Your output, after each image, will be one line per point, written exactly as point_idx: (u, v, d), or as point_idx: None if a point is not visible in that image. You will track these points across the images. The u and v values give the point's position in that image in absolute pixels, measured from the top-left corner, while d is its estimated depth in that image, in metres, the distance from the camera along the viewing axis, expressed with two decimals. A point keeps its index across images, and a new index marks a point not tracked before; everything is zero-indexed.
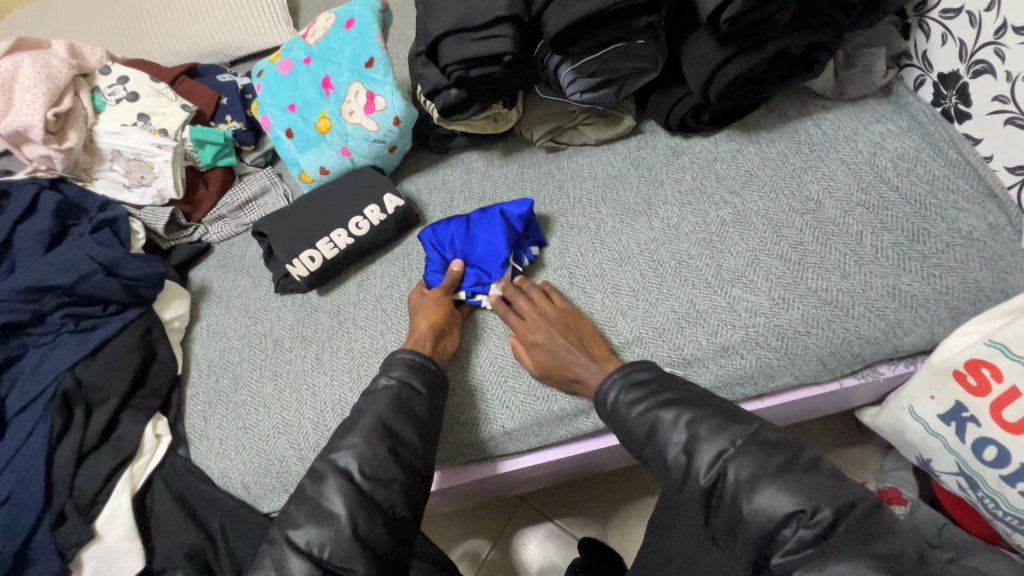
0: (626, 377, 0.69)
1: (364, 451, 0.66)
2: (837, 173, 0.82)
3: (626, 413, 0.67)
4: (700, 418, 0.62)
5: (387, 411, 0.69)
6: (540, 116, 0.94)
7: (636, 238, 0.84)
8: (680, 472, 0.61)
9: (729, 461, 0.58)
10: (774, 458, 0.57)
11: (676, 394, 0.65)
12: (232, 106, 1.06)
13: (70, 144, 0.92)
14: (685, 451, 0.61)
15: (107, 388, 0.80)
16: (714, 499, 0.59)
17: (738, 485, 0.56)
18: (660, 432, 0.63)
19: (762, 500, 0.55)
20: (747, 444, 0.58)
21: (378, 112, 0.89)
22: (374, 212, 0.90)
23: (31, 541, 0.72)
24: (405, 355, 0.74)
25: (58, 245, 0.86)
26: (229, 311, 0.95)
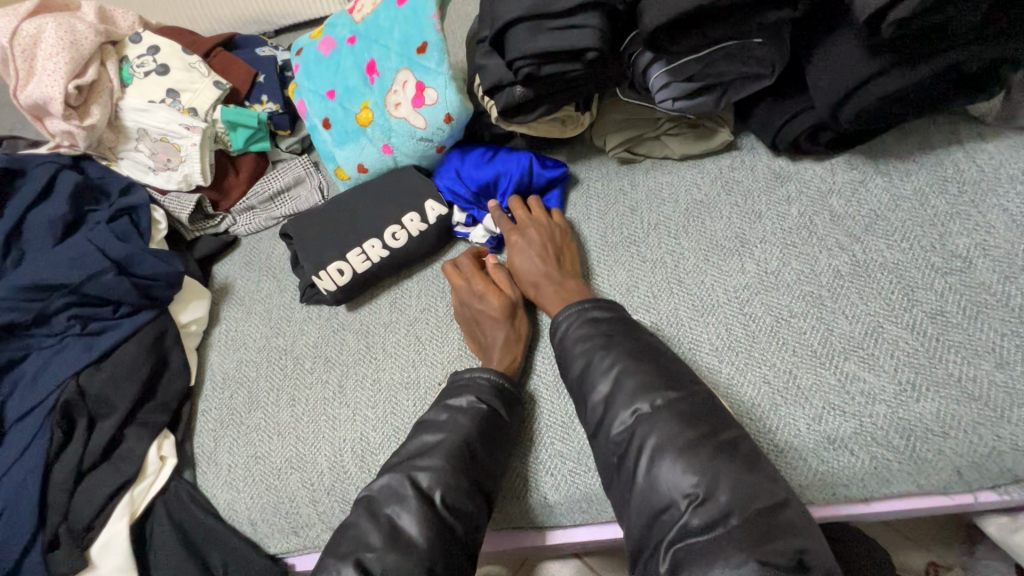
0: (582, 314, 0.65)
1: (447, 466, 0.59)
2: (995, 225, 0.64)
3: (570, 348, 0.64)
4: (633, 371, 0.58)
5: (473, 433, 0.61)
6: (617, 123, 0.80)
7: (723, 283, 0.69)
8: (594, 422, 0.59)
9: (642, 422, 0.55)
10: (689, 430, 0.53)
11: (620, 341, 0.61)
12: (268, 84, 0.96)
13: (92, 121, 0.84)
14: (604, 399, 0.58)
15: (112, 399, 0.72)
16: (617, 458, 0.56)
17: (644, 452, 0.54)
18: (590, 376, 0.60)
19: (659, 470, 0.52)
20: (665, 409, 0.55)
21: (427, 106, 0.76)
22: (413, 221, 0.78)
23: (22, 566, 0.65)
24: (490, 377, 0.65)
25: (70, 237, 0.79)
26: (250, 317, 0.86)
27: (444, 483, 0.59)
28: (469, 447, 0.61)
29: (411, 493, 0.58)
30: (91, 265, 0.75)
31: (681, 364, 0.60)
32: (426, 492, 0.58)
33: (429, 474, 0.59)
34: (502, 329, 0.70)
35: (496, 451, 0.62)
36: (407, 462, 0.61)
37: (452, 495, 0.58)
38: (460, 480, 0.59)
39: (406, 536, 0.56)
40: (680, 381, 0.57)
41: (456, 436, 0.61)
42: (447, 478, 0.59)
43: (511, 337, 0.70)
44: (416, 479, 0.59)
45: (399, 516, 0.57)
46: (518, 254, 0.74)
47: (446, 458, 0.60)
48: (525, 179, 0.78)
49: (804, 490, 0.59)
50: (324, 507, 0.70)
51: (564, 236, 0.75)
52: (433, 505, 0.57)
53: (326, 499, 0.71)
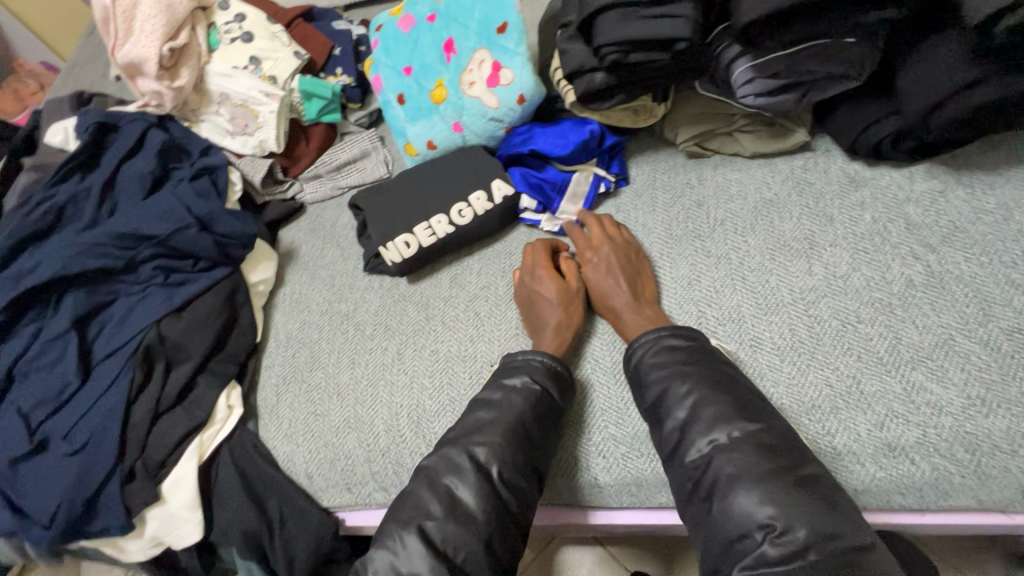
0: (659, 340, 0.64)
1: (503, 441, 0.61)
2: None
3: (645, 374, 0.64)
4: (711, 400, 0.58)
5: (526, 414, 0.63)
6: (689, 116, 0.80)
7: (788, 283, 0.69)
8: (669, 447, 0.59)
9: (719, 451, 0.55)
10: (768, 462, 0.53)
11: (699, 370, 0.61)
12: (344, 57, 0.98)
13: (181, 83, 0.88)
14: (681, 428, 0.59)
15: (188, 347, 0.77)
16: (691, 484, 0.56)
17: (718, 480, 0.54)
18: (665, 403, 0.60)
19: (736, 497, 0.52)
20: (743, 440, 0.55)
21: (502, 86, 0.77)
22: (480, 200, 0.79)
23: (101, 494, 0.70)
24: (543, 360, 0.67)
25: (158, 192, 0.83)
26: (314, 282, 0.90)
27: (500, 460, 0.61)
28: (537, 428, 0.63)
29: (471, 461, 0.60)
30: (178, 219, 0.79)
31: (757, 393, 0.60)
32: (483, 466, 0.60)
33: (485, 449, 0.61)
34: (559, 315, 0.71)
35: (552, 432, 0.64)
36: (462, 438, 0.63)
37: (507, 471, 0.60)
38: (515, 455, 0.61)
39: (464, 508, 0.58)
40: (757, 410, 0.58)
41: (513, 412, 0.63)
42: (508, 450, 0.61)
43: (565, 323, 0.71)
44: (474, 454, 0.61)
45: (455, 489, 0.59)
46: (594, 267, 0.73)
47: (501, 436, 0.62)
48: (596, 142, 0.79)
49: (858, 494, 0.59)
50: (378, 466, 0.73)
51: (644, 260, 0.75)
52: (490, 479, 0.60)
53: (380, 459, 0.74)
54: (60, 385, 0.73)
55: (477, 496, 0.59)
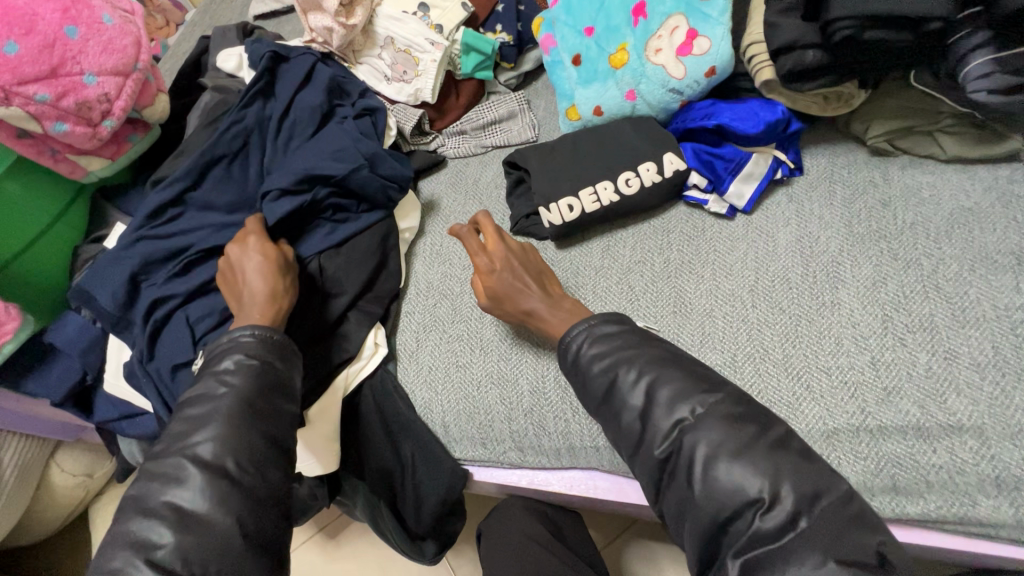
0: (591, 331, 0.60)
1: (229, 434, 0.56)
2: None
3: (586, 368, 0.59)
4: (664, 379, 0.55)
5: (250, 392, 0.59)
6: (887, 110, 0.75)
7: (991, 298, 0.64)
8: (634, 438, 0.55)
9: (686, 432, 0.51)
10: (739, 431, 0.50)
11: (640, 353, 0.57)
12: (506, 14, 0.97)
13: (354, 21, 0.89)
14: (640, 415, 0.54)
15: (343, 281, 0.78)
16: (665, 474, 0.53)
17: (694, 462, 0.50)
18: (617, 393, 0.56)
19: (718, 475, 0.49)
20: (708, 416, 0.52)
21: (693, 56, 0.74)
22: (649, 172, 0.77)
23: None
24: (253, 334, 0.62)
25: (325, 128, 0.84)
26: (455, 236, 0.89)
27: (231, 450, 0.55)
28: (267, 400, 0.59)
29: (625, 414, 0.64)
30: (349, 159, 0.80)
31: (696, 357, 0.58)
32: (208, 463, 0.54)
33: (209, 447, 0.55)
34: (254, 280, 0.68)
35: (279, 403, 0.60)
36: (183, 442, 0.56)
37: (245, 461, 0.55)
38: (246, 437, 0.56)
39: (199, 518, 0.52)
40: (713, 380, 0.55)
41: (230, 395, 0.58)
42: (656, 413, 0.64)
43: (275, 290, 0.68)
44: (195, 457, 0.55)
45: (177, 501, 0.53)
46: (499, 279, 0.70)
47: (224, 425, 0.56)
48: (781, 125, 0.74)
49: None
50: (521, 424, 0.73)
51: (531, 260, 0.72)
52: (222, 476, 0.54)
53: (521, 420, 0.73)
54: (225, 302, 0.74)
55: (206, 498, 0.53)
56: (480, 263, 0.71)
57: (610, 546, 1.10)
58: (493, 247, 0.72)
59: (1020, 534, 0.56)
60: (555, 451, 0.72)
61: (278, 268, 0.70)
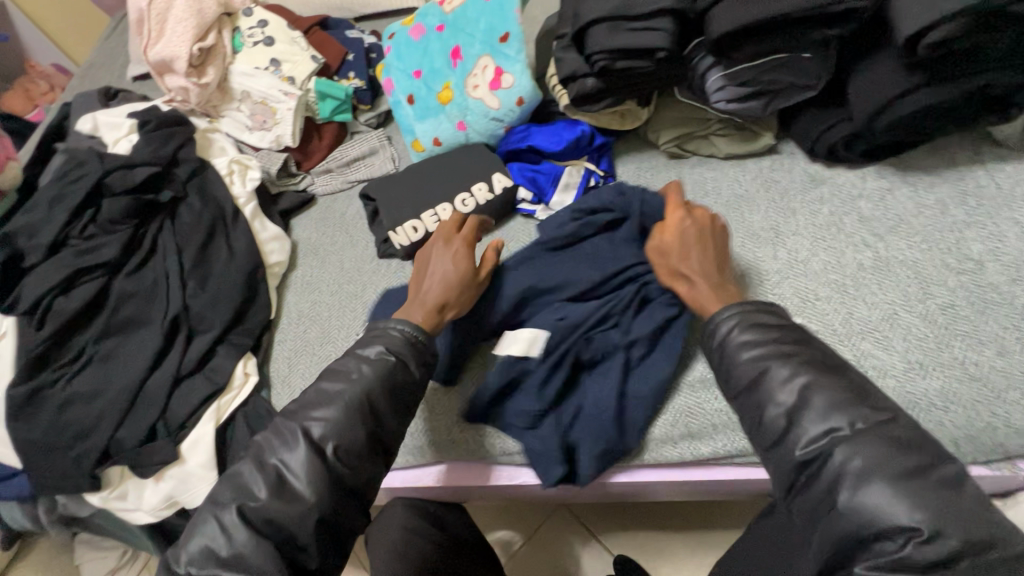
0: (745, 316, 0.58)
1: (343, 419, 0.60)
2: (1008, 235, 0.72)
3: (732, 354, 0.57)
4: (821, 384, 0.52)
5: (375, 388, 0.62)
6: (670, 120, 0.89)
7: (755, 266, 0.78)
8: (773, 435, 0.53)
9: (840, 444, 0.49)
10: (900, 458, 0.47)
11: (797, 350, 0.55)
12: (356, 63, 1.07)
13: (207, 80, 0.96)
14: (788, 412, 0.52)
15: (209, 318, 0.83)
16: (802, 476, 0.51)
17: (843, 475, 0.48)
18: (765, 386, 0.54)
19: (868, 495, 0.46)
20: (869, 433, 0.49)
21: (503, 89, 0.86)
22: (481, 191, 0.87)
23: (117, 442, 0.76)
24: (403, 330, 0.65)
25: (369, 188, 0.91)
26: (324, 266, 0.96)
27: (338, 437, 0.59)
28: (393, 409, 0.62)
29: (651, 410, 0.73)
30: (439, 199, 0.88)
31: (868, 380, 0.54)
32: (318, 442, 0.59)
33: (322, 426, 0.60)
34: (435, 286, 0.70)
35: (403, 404, 0.63)
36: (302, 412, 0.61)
37: (346, 454, 0.59)
38: (354, 433, 0.60)
39: (295, 489, 0.57)
40: (875, 399, 0.51)
41: (362, 383, 0.62)
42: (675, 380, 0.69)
43: (444, 303, 0.69)
44: (309, 431, 0.60)
45: (283, 469, 0.58)
46: (694, 250, 0.66)
47: (343, 412, 0.60)
48: (587, 139, 0.87)
49: None
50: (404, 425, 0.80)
51: (723, 230, 0.69)
52: (323, 456, 0.58)
53: None
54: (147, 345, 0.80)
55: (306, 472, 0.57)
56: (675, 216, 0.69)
57: (532, 538, 1.17)
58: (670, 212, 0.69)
59: None
60: (418, 448, 0.79)
61: (468, 278, 0.71)
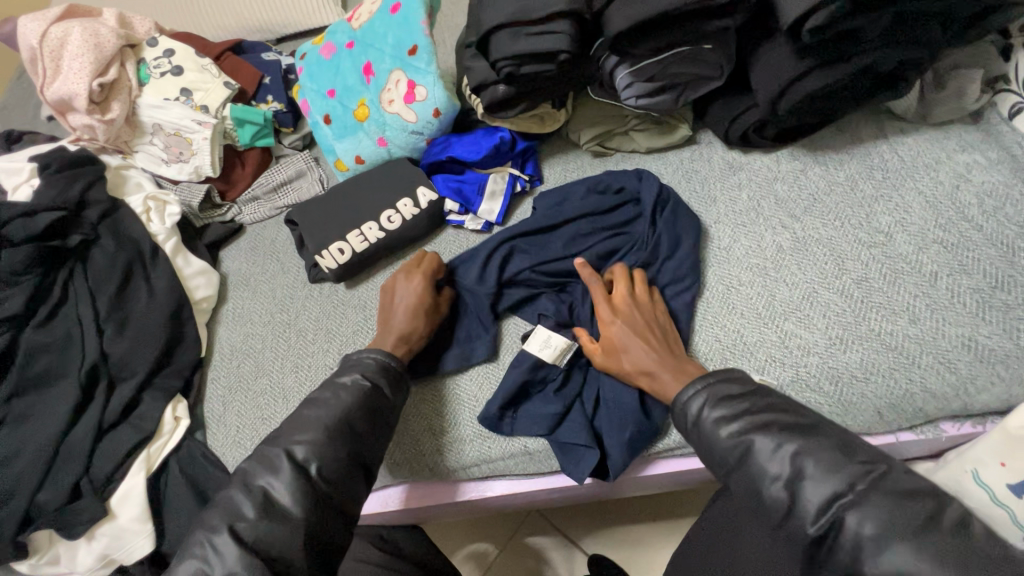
0: (711, 390, 0.58)
1: (324, 440, 0.59)
2: (912, 206, 0.75)
3: (712, 434, 0.56)
4: (809, 450, 0.51)
5: (353, 409, 0.61)
6: (589, 120, 0.89)
7: None
8: (780, 512, 0.51)
9: (847, 510, 0.47)
10: (910, 513, 0.45)
11: (776, 417, 0.54)
12: (273, 85, 1.04)
13: (112, 116, 0.93)
14: (786, 485, 0.51)
15: (131, 365, 0.80)
16: (820, 551, 0.49)
17: (860, 544, 0.46)
18: (755, 462, 0.52)
19: (890, 562, 0.44)
20: (871, 491, 0.47)
21: (418, 102, 0.85)
22: (407, 206, 0.86)
23: (38, 506, 0.72)
24: (377, 357, 0.66)
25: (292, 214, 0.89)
26: (255, 296, 0.93)
27: (320, 456, 0.58)
28: (371, 428, 0.62)
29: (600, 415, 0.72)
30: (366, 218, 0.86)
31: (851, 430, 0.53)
32: (301, 464, 0.57)
33: (306, 446, 0.58)
34: (401, 319, 0.72)
35: (381, 423, 0.63)
36: (284, 436, 0.60)
37: (329, 470, 0.58)
38: (336, 451, 0.59)
39: (282, 507, 0.55)
40: (862, 451, 0.51)
41: (337, 407, 0.61)
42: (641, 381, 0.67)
43: (409, 333, 0.72)
44: (293, 453, 0.58)
45: (271, 489, 0.56)
46: (619, 334, 0.67)
47: (325, 432, 0.59)
48: (510, 145, 0.88)
49: None
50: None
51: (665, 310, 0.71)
52: (308, 477, 0.57)
53: None
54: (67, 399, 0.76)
55: (293, 491, 0.56)
56: (605, 322, 0.69)
57: (506, 548, 1.14)
58: (616, 303, 0.70)
59: None
60: None
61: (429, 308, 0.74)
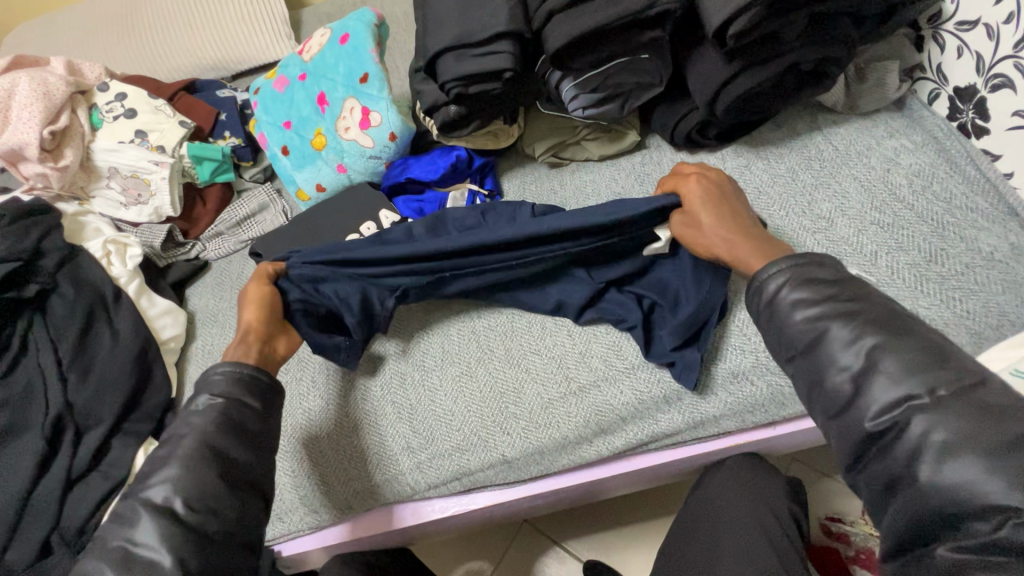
0: (797, 272, 0.55)
1: (184, 473, 0.55)
2: (850, 191, 0.79)
3: (785, 315, 0.54)
4: (890, 347, 0.48)
5: (212, 432, 0.58)
6: (542, 133, 0.93)
7: None
8: (839, 402, 0.50)
9: (920, 413, 0.45)
10: (997, 428, 0.42)
11: (862, 309, 0.51)
12: (230, 121, 1.04)
13: (66, 162, 0.92)
14: (854, 377, 0.49)
15: (97, 412, 0.79)
16: (875, 447, 0.48)
17: (923, 448, 0.44)
18: (825, 347, 0.51)
19: (951, 470, 0.42)
20: (951, 399, 0.45)
21: (373, 128, 0.86)
22: (370, 230, 0.87)
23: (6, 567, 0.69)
24: (224, 371, 0.62)
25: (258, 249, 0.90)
26: (225, 331, 0.93)
27: (182, 492, 0.54)
28: (246, 450, 0.59)
29: None
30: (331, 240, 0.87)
31: (942, 337, 0.49)
32: (162, 504, 0.54)
33: (166, 486, 0.55)
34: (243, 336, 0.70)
35: (251, 446, 0.60)
36: (142, 485, 0.56)
37: (196, 501, 0.54)
38: (202, 479, 0.55)
39: (144, 562, 0.52)
40: (956, 360, 0.47)
41: (192, 435, 0.58)
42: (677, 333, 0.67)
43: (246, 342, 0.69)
44: (148, 498, 0.55)
45: (132, 543, 0.53)
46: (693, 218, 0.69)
47: (182, 466, 0.56)
48: (466, 161, 0.90)
49: (721, 419, 0.70)
50: (326, 478, 0.77)
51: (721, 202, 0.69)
52: (173, 515, 0.54)
53: (306, 483, 0.77)
54: (30, 454, 0.74)
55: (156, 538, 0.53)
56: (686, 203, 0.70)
57: (501, 564, 1.13)
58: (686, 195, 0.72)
59: (694, 434, 0.72)
60: (345, 500, 0.76)
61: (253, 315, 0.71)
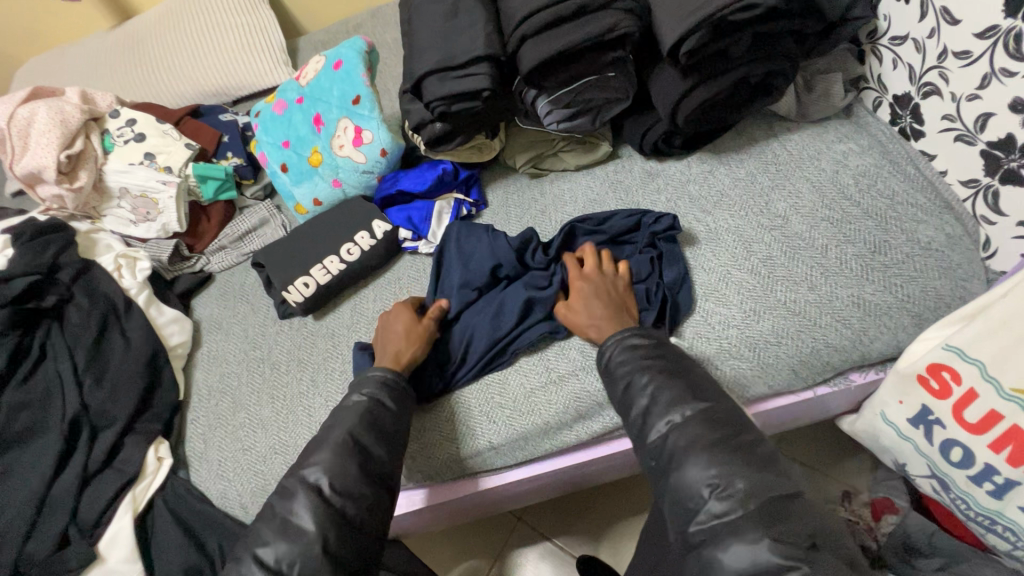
0: (622, 341, 0.70)
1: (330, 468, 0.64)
2: (802, 191, 0.86)
3: (613, 371, 0.69)
4: (666, 386, 0.64)
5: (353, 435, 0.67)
6: (522, 146, 1.00)
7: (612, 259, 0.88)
8: (637, 430, 0.64)
9: (673, 429, 0.61)
10: (714, 431, 0.59)
11: (658, 362, 0.67)
12: (233, 143, 1.12)
13: (80, 184, 0.99)
14: (642, 411, 0.64)
15: (111, 413, 0.84)
16: (655, 461, 0.61)
17: (674, 451, 0.59)
18: (629, 393, 0.66)
19: (684, 465, 0.58)
20: (693, 418, 0.61)
21: (366, 145, 0.94)
22: (364, 238, 0.94)
23: (26, 557, 0.74)
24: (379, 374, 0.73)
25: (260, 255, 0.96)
26: (229, 337, 0.99)
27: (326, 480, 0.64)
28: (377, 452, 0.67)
29: None
30: (329, 249, 0.94)
31: (704, 376, 0.66)
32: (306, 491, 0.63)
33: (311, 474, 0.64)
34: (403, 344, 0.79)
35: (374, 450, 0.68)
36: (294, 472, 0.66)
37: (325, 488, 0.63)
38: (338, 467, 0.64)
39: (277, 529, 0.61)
40: (704, 392, 0.63)
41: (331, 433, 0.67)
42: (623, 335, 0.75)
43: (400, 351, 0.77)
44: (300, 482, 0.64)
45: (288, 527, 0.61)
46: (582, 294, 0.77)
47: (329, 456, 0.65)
48: (452, 173, 0.97)
49: None
50: None
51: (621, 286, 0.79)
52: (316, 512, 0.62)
53: None
54: (49, 453, 0.80)
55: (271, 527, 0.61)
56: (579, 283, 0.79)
57: (497, 565, 1.17)
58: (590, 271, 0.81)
59: None
60: None
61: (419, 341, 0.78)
